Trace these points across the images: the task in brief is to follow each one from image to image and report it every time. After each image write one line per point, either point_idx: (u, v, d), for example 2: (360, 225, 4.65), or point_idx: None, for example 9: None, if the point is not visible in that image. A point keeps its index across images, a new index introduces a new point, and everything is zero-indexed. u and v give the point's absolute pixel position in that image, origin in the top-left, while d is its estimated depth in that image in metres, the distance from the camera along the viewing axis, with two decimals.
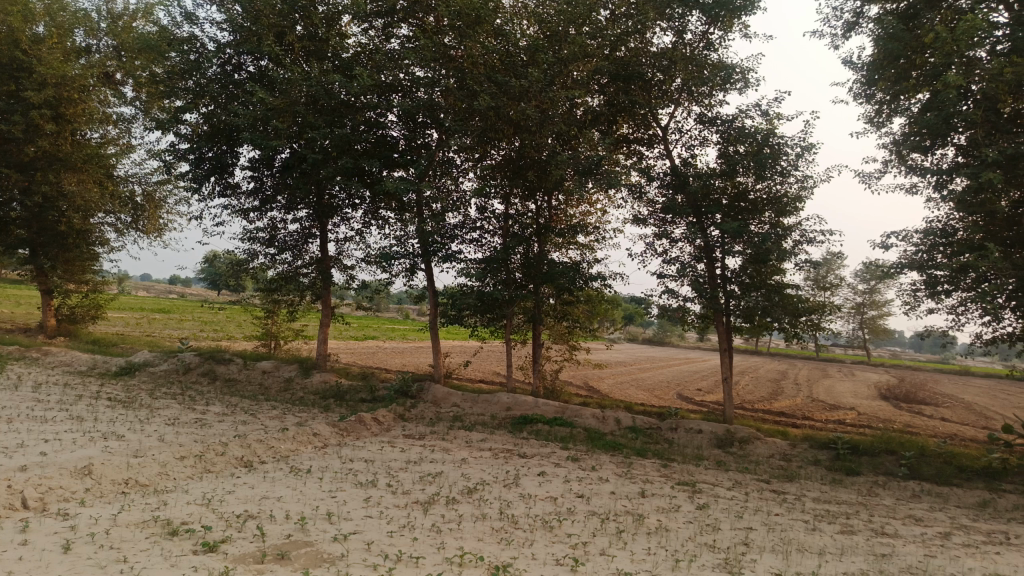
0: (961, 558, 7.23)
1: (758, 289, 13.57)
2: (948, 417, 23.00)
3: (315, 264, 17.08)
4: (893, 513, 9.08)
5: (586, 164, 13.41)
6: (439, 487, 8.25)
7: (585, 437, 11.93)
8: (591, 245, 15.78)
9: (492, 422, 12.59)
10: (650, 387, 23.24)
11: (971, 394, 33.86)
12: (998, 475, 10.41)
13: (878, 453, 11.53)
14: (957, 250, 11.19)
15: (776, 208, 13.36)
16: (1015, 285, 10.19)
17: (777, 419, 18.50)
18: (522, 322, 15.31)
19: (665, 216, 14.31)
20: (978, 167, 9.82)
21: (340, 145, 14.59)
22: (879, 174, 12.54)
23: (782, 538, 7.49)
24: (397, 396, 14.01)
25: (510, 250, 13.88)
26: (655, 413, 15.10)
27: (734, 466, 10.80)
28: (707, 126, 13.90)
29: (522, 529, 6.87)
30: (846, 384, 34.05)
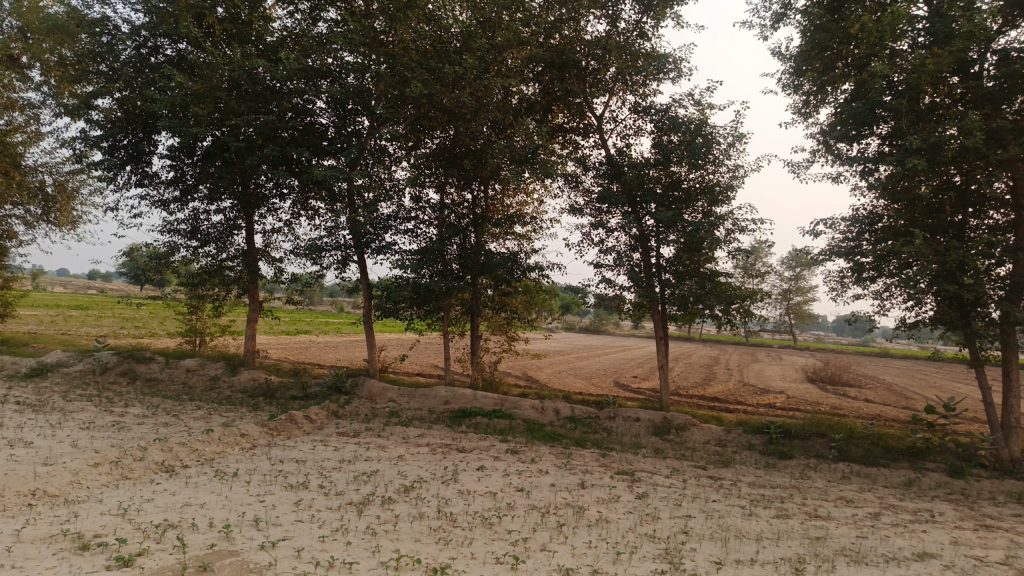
0: (890, 538, 7.41)
1: (693, 278, 13.71)
2: (872, 398, 23.91)
3: (241, 257, 16.43)
4: (824, 495, 9.29)
5: (522, 153, 13.24)
6: (375, 487, 7.97)
7: (524, 429, 11.80)
8: (527, 235, 15.64)
9: (429, 417, 12.33)
10: (588, 376, 23.37)
11: (891, 376, 35.39)
12: (921, 454, 10.80)
13: (809, 436, 11.80)
14: (881, 236, 11.51)
15: (708, 197, 13.51)
16: (936, 270, 10.54)
17: (712, 404, 18.83)
18: (458, 314, 15.07)
19: (600, 206, 14.29)
20: (902, 156, 10.08)
21: (267, 132, 14.02)
22: (807, 163, 12.79)
23: (720, 525, 7.53)
24: (330, 392, 13.59)
25: (446, 241, 13.60)
26: (593, 402, 15.12)
27: (672, 453, 10.87)
28: (640, 115, 13.91)
29: (460, 528, 6.67)
30: (775, 369, 35.10)
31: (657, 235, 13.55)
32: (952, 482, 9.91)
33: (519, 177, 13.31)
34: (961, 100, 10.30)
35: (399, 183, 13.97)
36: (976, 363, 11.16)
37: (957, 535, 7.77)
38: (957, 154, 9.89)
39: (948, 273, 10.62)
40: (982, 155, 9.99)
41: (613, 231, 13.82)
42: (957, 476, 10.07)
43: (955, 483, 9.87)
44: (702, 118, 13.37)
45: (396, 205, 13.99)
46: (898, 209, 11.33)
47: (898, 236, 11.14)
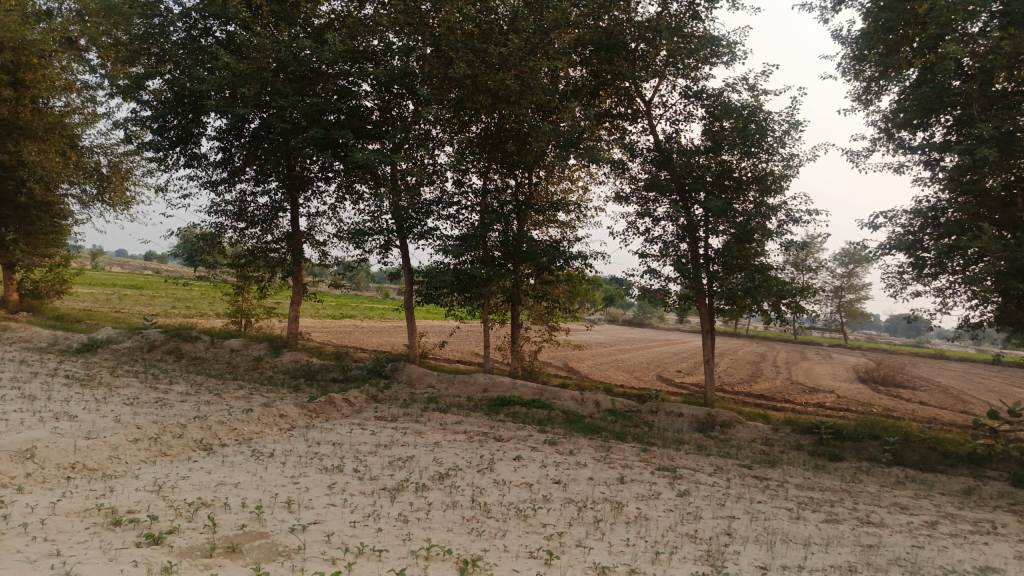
0: (949, 549, 6.98)
1: (742, 270, 13.25)
2: (927, 401, 23.00)
3: (286, 239, 16.53)
4: (877, 501, 8.84)
5: (568, 138, 12.95)
6: (409, 473, 7.85)
7: (563, 420, 11.58)
8: (571, 223, 15.36)
9: (468, 404, 12.20)
10: (630, 369, 23.01)
11: (946, 378, 34.08)
12: (982, 461, 10.23)
13: (861, 438, 11.30)
14: (946, 231, 10.90)
15: (760, 187, 13.02)
16: (1005, 267, 9.92)
17: (758, 402, 18.30)
18: (499, 302, 14.89)
19: (647, 195, 13.91)
20: (972, 144, 9.49)
21: (313, 111, 14.06)
22: (866, 153, 12.20)
23: (765, 527, 7.19)
24: (370, 376, 13.58)
25: (488, 227, 13.41)
26: (635, 395, 14.81)
27: (715, 450, 10.51)
28: (691, 101, 13.46)
29: (494, 519, 6.48)
30: (824, 367, 34.13)
31: (706, 225, 13.12)
32: (1016, 492, 9.35)
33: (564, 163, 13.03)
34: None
35: (442, 167, 13.82)
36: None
37: (1023, 549, 7.28)
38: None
39: (1019, 271, 10.00)
40: None
41: (660, 220, 13.44)
42: (1021, 486, 9.50)
43: (1019, 493, 9.31)
44: (756, 104, 12.86)
45: (439, 190, 13.85)
46: (966, 201, 10.71)
47: (965, 231, 10.53)
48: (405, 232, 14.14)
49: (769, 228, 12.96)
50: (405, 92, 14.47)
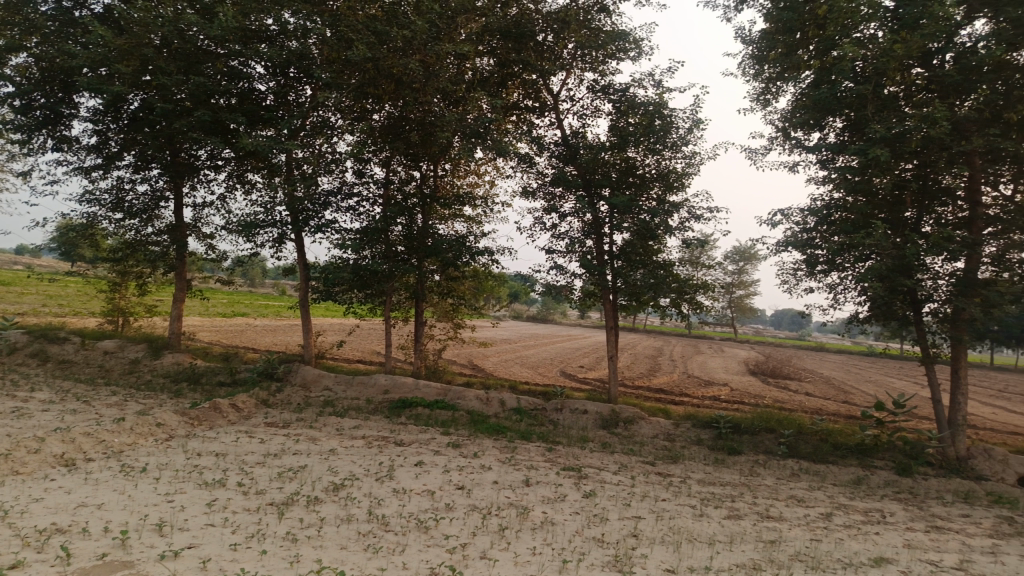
0: (845, 542, 7.11)
1: (646, 267, 13.31)
2: (813, 392, 24.11)
3: (168, 232, 15.37)
4: (775, 494, 8.97)
5: (473, 130, 12.61)
6: (300, 485, 7.30)
7: (467, 421, 11.24)
8: (477, 218, 15.02)
9: (367, 407, 11.65)
10: (535, 365, 22.95)
11: (828, 370, 36.05)
12: (869, 452, 10.64)
13: (758, 431, 11.53)
14: (838, 229, 11.30)
15: (663, 184, 13.14)
16: (891, 264, 10.36)
17: (659, 396, 18.58)
18: (402, 299, 14.36)
19: (553, 190, 13.75)
20: (864, 144, 9.84)
21: (200, 92, 13.09)
22: (764, 152, 12.51)
23: (671, 527, 7.09)
24: (260, 379, 12.78)
25: (390, 220, 12.86)
26: (540, 393, 14.65)
27: (620, 448, 10.44)
28: (598, 96, 13.41)
29: (392, 532, 6.06)
30: (718, 360, 35.36)
31: (611, 221, 13.10)
32: (901, 480, 9.77)
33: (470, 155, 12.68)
34: (925, 90, 10.10)
35: (341, 157, 13.17)
36: (926, 360, 11.07)
37: (911, 538, 7.53)
38: (920, 144, 9.68)
39: (904, 268, 10.47)
40: (944, 146, 9.82)
41: (567, 216, 13.31)
42: (905, 475, 9.94)
43: (903, 481, 9.72)
44: (661, 101, 12.95)
45: (338, 180, 13.19)
46: (856, 200, 11.14)
47: (855, 229, 10.94)
48: (301, 225, 13.39)
49: (672, 225, 13.08)
50: (303, 77, 13.73)
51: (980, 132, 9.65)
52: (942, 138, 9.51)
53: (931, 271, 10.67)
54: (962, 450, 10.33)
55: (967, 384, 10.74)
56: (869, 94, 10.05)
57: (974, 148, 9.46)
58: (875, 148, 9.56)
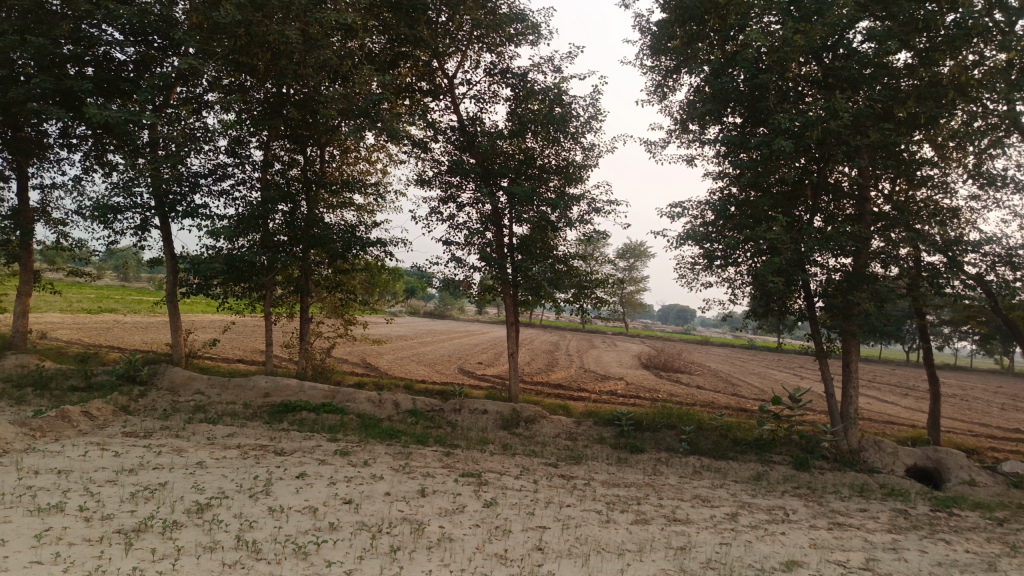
0: (753, 544, 6.86)
1: (546, 261, 12.88)
2: (703, 385, 24.61)
3: (11, 216, 13.55)
4: (680, 493, 8.65)
5: (362, 110, 11.74)
6: (158, 507, 6.29)
7: (356, 425, 10.38)
8: (368, 207, 14.13)
9: (244, 412, 10.56)
10: (431, 363, 22.18)
11: (715, 363, 37.21)
12: (767, 446, 10.62)
13: (659, 428, 11.22)
14: (736, 224, 11.24)
15: (563, 176, 12.75)
16: (789, 259, 10.36)
17: (558, 392, 18.28)
18: (285, 293, 13.25)
19: (450, 179, 13.04)
20: (767, 136, 9.71)
21: (44, 56, 11.49)
22: (664, 145, 12.34)
23: (578, 537, 6.58)
24: (120, 382, 11.38)
25: (270, 206, 11.77)
26: (436, 392, 13.93)
27: (520, 449, 9.89)
28: (496, 80, 12.82)
29: (264, 562, 5.21)
30: (612, 355, 35.62)
31: (510, 212, 12.54)
32: (798, 475, 9.79)
33: (357, 136, 11.75)
34: (825, 82, 10.09)
35: (214, 135, 11.93)
36: (819, 354, 11.17)
37: (816, 537, 7.39)
38: (821, 137, 9.67)
39: (802, 261, 10.50)
40: (842, 141, 9.85)
41: (464, 206, 12.66)
42: (802, 469, 9.97)
43: (801, 476, 9.74)
44: (562, 89, 12.50)
45: (210, 161, 11.95)
46: (756, 192, 11.12)
47: (754, 224, 10.89)
48: (168, 210, 12.05)
49: (572, 217, 12.68)
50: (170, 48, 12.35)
51: (875, 128, 9.74)
52: (841, 131, 9.54)
53: (822, 266, 10.66)
54: (854, 443, 10.54)
55: (858, 378, 10.93)
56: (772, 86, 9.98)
57: (871, 142, 9.52)
58: (776, 140, 9.48)
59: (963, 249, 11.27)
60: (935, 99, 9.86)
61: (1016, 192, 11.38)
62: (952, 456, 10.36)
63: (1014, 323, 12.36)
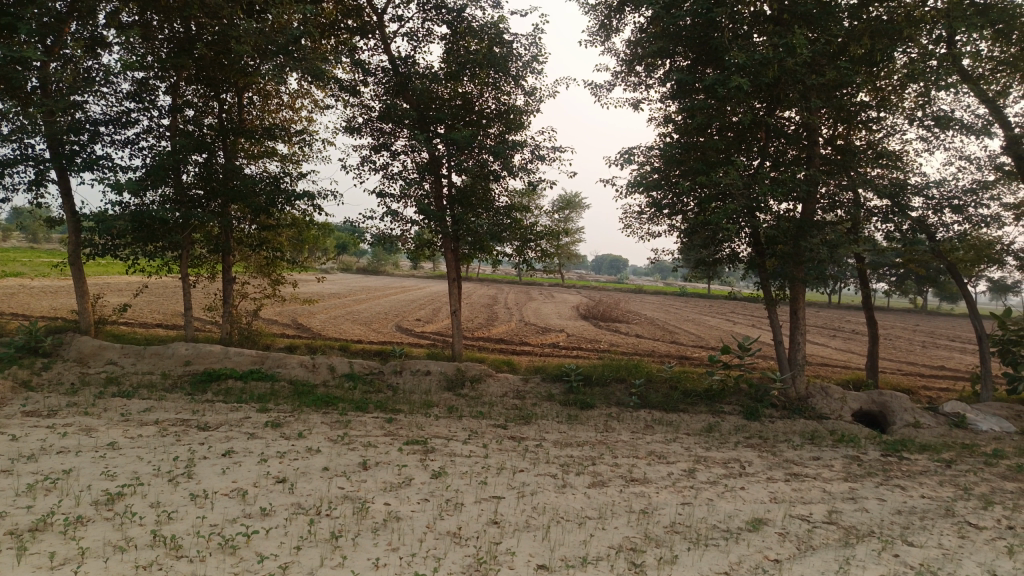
0: (715, 503, 6.57)
1: (487, 211, 12.26)
2: (644, 334, 24.66)
3: None
4: (635, 450, 8.33)
5: (281, 46, 10.73)
6: (60, 500, 5.51)
7: (290, 393, 9.66)
8: (294, 158, 13.14)
9: (163, 383, 9.69)
10: (368, 321, 21.40)
11: (652, 312, 37.49)
12: (717, 396, 10.43)
13: (608, 382, 10.88)
14: (685, 169, 10.83)
15: (502, 122, 12.04)
16: (740, 204, 10.03)
17: (501, 348, 17.84)
18: (205, 253, 12.23)
19: (382, 126, 12.15)
20: (721, 74, 9.19)
21: None
22: (609, 87, 11.74)
23: (535, 506, 6.14)
24: (20, 355, 10.28)
25: (182, 156, 10.68)
26: (374, 353, 13.24)
27: (467, 412, 9.39)
28: (430, 17, 11.87)
29: (184, 561, 4.55)
30: (551, 307, 35.44)
31: (448, 160, 11.78)
32: (749, 425, 9.64)
33: (277, 76, 10.76)
34: (780, 17, 9.58)
35: (114, 76, 10.69)
36: (768, 301, 10.98)
37: (776, 491, 7.17)
38: (775, 76, 9.21)
39: (752, 207, 10.18)
40: (797, 80, 9.43)
41: (398, 154, 11.84)
42: (753, 418, 9.81)
43: (752, 426, 9.60)
44: (501, 27, 11.67)
45: (111, 106, 10.73)
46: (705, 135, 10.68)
47: (703, 169, 10.48)
48: (65, 162, 10.81)
49: (513, 165, 12.02)
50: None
51: (829, 66, 9.35)
52: (794, 69, 9.11)
53: (772, 212, 10.37)
54: (802, 390, 10.47)
55: (805, 324, 10.81)
56: (725, 21, 9.41)
57: (826, 81, 9.14)
58: (731, 78, 8.97)
59: (906, 192, 11.18)
60: (888, 35, 9.54)
61: (959, 132, 11.31)
62: (897, 399, 10.40)
63: (951, 265, 12.48)
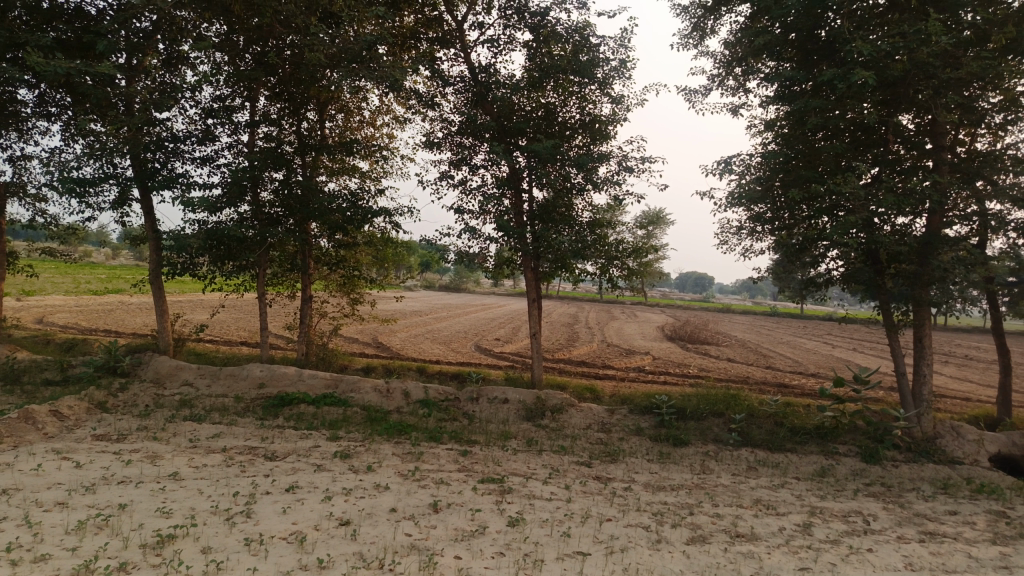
0: (840, 570, 5.57)
1: (572, 227, 11.56)
2: (735, 358, 23.26)
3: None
4: (738, 497, 7.36)
5: (356, 54, 10.45)
6: (109, 541, 5.09)
7: (362, 420, 9.17)
8: (373, 174, 12.85)
9: (235, 407, 9.39)
10: (447, 340, 20.99)
11: (743, 333, 35.72)
12: (830, 435, 9.30)
13: (704, 416, 9.87)
14: (792, 180, 9.81)
15: (588, 132, 11.34)
16: (856, 217, 8.92)
17: (584, 371, 17.01)
18: (283, 271, 12.02)
19: (462, 140, 11.67)
20: (838, 69, 8.15)
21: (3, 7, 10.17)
22: (704, 92, 10.86)
23: (626, 566, 5.32)
24: (101, 375, 10.24)
25: (259, 171, 10.49)
26: (452, 377, 12.68)
27: (548, 446, 8.63)
28: (511, 23, 11.32)
29: None
30: (635, 327, 34.24)
31: (530, 174, 11.14)
32: (869, 470, 8.47)
33: (351, 85, 10.45)
34: (907, 4, 8.44)
35: (194, 93, 10.65)
36: (887, 327, 9.76)
37: (912, 555, 6.08)
38: (903, 69, 8.08)
39: (873, 221, 9.02)
40: (926, 76, 8.28)
41: (478, 169, 11.31)
42: (873, 462, 8.63)
43: (872, 470, 8.44)
44: (587, 31, 11.00)
45: (192, 123, 10.69)
46: (815, 140, 9.61)
47: (813, 179, 9.43)
48: (148, 180, 10.82)
49: (599, 178, 11.28)
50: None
51: (966, 57, 8.15)
52: (923, 62, 7.99)
53: (892, 226, 9.20)
54: (930, 430, 9.22)
55: (933, 354, 9.54)
56: (842, 10, 8.38)
57: (963, 76, 7.97)
58: (851, 75, 7.94)
59: None
60: None
61: None
62: None
63: None
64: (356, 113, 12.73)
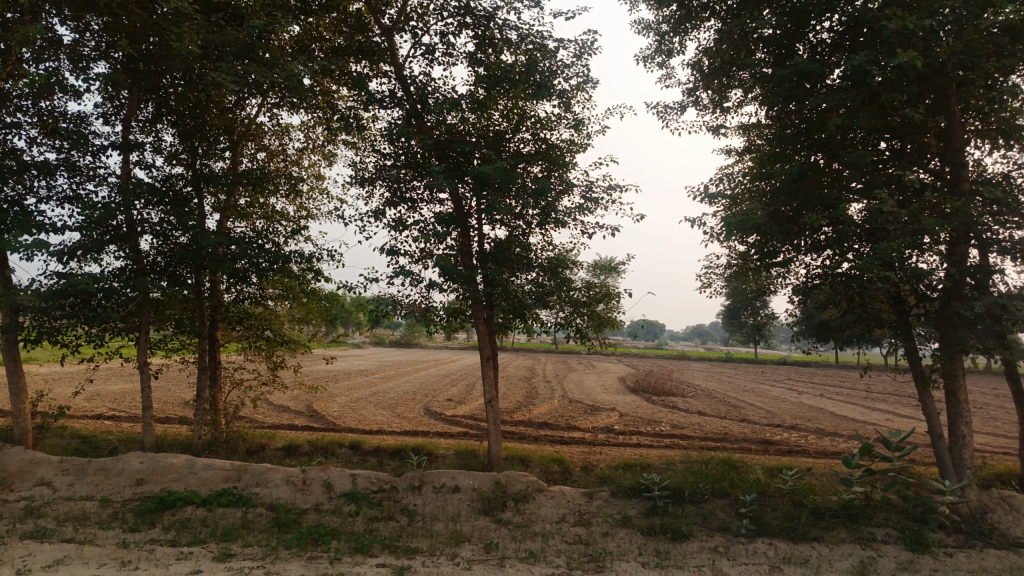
0: None
1: (529, 270, 9.73)
2: (706, 411, 21.61)
3: None
4: None
5: (242, 44, 8.37)
6: None
7: (268, 526, 7.00)
8: (295, 216, 10.88)
9: (99, 517, 7.13)
10: (394, 404, 18.81)
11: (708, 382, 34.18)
12: (860, 516, 7.52)
13: (704, 499, 8.00)
14: (793, 208, 8.19)
15: (546, 159, 9.64)
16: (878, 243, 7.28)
17: (550, 436, 15.03)
18: (178, 335, 9.82)
19: (397, 171, 9.82)
20: (862, 58, 6.59)
21: None
22: (681, 110, 9.35)
23: None
24: None
25: (131, 208, 8.40)
26: (394, 458, 10.54)
27: (513, 552, 6.60)
28: (451, 30, 9.65)
29: None
30: (597, 379, 32.41)
31: (479, 209, 9.33)
32: (919, 561, 6.69)
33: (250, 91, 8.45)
34: None
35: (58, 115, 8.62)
36: (916, 381, 8.13)
37: None
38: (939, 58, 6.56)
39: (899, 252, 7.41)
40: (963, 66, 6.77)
41: (415, 203, 9.46)
42: (921, 551, 6.87)
43: (923, 562, 6.64)
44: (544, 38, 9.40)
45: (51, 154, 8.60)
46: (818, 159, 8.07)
47: (819, 204, 7.83)
48: None
49: (560, 211, 9.53)
50: None
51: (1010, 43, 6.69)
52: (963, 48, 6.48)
53: (920, 258, 7.59)
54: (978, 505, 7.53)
55: (971, 410, 7.93)
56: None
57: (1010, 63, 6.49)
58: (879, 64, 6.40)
59: None
60: None
61: None
62: None
63: None
64: (278, 150, 10.90)
